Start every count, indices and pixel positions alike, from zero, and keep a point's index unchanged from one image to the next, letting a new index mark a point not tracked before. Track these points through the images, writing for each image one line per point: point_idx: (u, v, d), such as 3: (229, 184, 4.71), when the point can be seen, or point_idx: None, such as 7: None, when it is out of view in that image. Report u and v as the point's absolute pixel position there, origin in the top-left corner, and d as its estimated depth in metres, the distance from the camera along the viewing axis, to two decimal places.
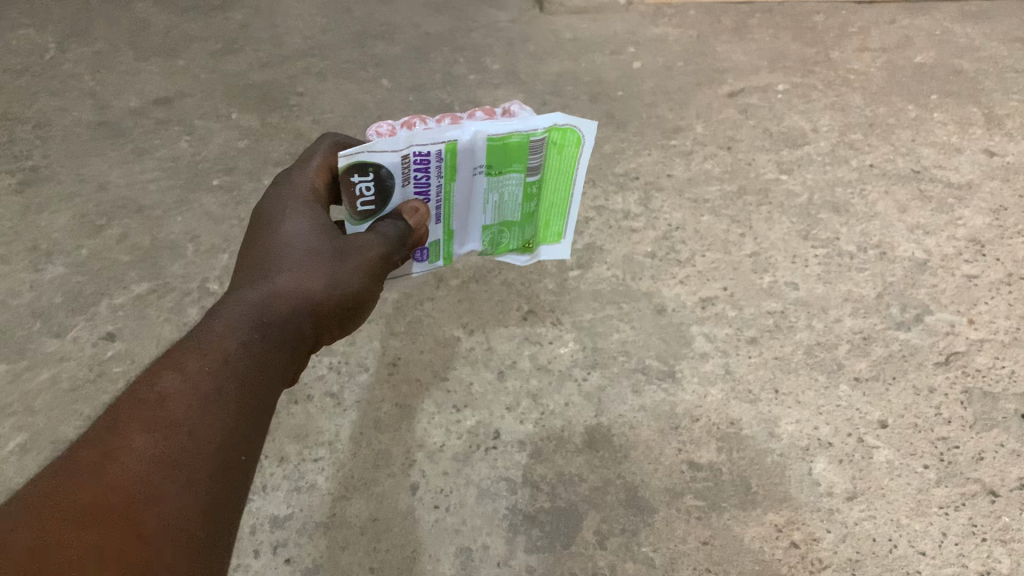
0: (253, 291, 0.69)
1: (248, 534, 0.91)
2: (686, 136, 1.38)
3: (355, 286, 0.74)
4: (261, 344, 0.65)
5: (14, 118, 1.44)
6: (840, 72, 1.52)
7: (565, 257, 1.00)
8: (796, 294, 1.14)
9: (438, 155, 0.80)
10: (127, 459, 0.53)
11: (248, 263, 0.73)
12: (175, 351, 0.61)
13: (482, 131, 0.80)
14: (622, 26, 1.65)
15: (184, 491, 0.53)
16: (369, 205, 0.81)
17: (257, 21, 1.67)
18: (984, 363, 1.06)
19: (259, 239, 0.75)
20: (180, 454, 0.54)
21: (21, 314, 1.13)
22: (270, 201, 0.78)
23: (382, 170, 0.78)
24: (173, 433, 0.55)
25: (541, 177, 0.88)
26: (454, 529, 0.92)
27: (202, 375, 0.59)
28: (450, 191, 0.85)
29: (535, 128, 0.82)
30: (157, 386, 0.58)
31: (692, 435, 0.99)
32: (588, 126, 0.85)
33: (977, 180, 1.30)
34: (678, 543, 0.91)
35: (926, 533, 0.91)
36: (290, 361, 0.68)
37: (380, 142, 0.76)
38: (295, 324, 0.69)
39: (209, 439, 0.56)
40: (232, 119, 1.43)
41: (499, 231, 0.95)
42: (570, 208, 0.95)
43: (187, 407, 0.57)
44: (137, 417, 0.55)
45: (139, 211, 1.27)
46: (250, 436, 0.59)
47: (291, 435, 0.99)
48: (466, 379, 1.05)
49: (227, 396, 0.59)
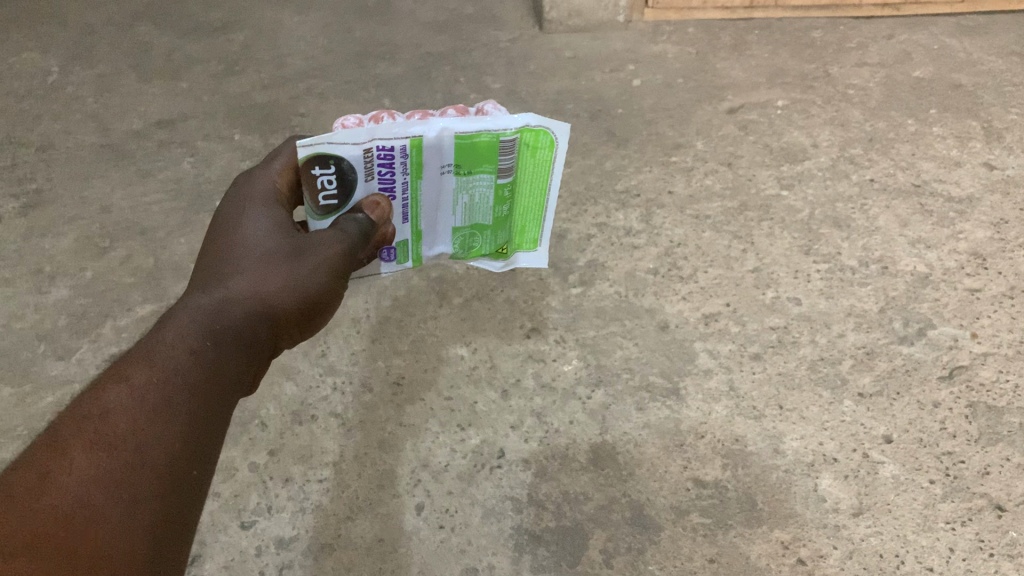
0: (206, 298, 0.69)
1: (253, 556, 0.91)
2: (686, 153, 1.39)
3: (315, 288, 0.73)
4: (213, 353, 0.65)
5: (18, 141, 1.45)
6: (839, 88, 1.53)
7: (542, 266, 0.99)
8: (799, 309, 1.14)
9: (402, 151, 0.81)
10: (65, 480, 0.53)
11: (204, 270, 0.74)
12: (121, 364, 0.61)
13: (448, 129, 0.80)
14: (621, 44, 1.67)
15: (126, 508, 0.53)
16: (331, 199, 0.81)
17: (259, 43, 1.68)
18: (987, 377, 1.05)
19: (217, 245, 0.76)
20: (124, 471, 0.55)
21: (25, 337, 1.13)
22: (232, 205, 0.79)
23: (344, 163, 0.79)
24: (116, 449, 0.55)
25: (513, 179, 0.88)
26: (459, 549, 0.91)
27: (148, 387, 0.60)
28: (417, 189, 0.86)
29: (504, 127, 0.82)
30: (101, 400, 0.58)
31: (697, 452, 0.99)
32: (562, 128, 0.84)
33: (978, 194, 1.30)
34: (684, 561, 0.90)
35: (933, 549, 0.90)
36: (246, 369, 0.69)
37: (341, 134, 0.76)
38: (250, 330, 0.70)
39: (157, 454, 0.56)
40: (235, 140, 1.44)
41: (470, 235, 0.95)
42: (546, 217, 0.94)
43: (132, 422, 0.57)
44: (78, 436, 0.55)
45: (143, 233, 1.27)
46: (200, 446, 0.59)
47: (295, 456, 0.99)
48: (469, 398, 1.05)
49: (176, 408, 0.60)
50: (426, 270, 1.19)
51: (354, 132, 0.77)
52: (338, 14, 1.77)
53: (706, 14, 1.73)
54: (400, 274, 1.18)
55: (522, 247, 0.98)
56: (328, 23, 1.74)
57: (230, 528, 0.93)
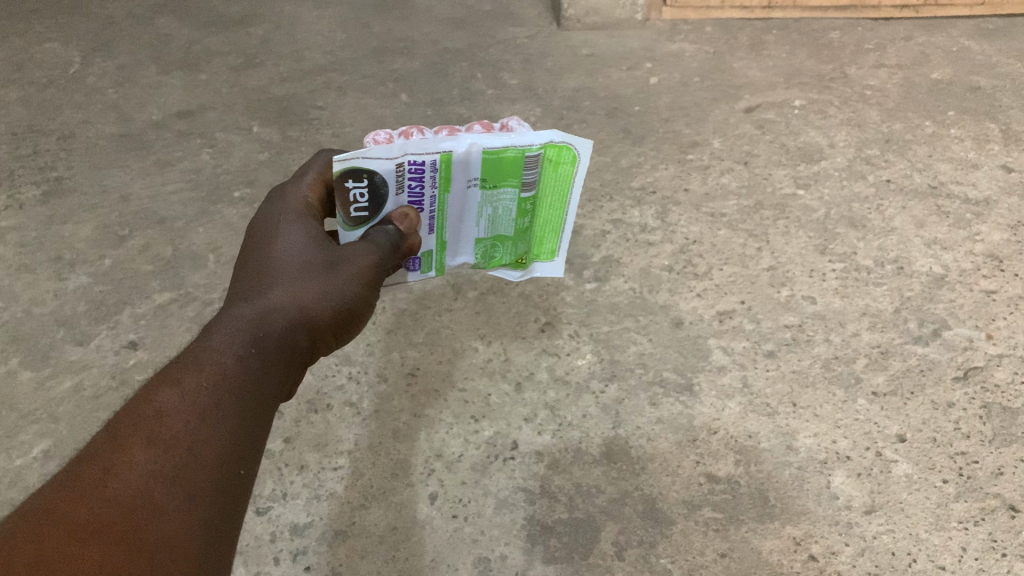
0: (248, 308, 0.70)
1: (268, 542, 0.92)
2: (703, 151, 1.39)
3: (349, 298, 0.75)
4: (258, 360, 0.66)
5: (39, 130, 1.46)
6: (857, 89, 1.53)
7: (559, 275, 1.01)
8: (813, 308, 1.14)
9: (432, 165, 0.81)
10: (127, 474, 0.54)
11: (245, 282, 0.75)
12: (172, 368, 0.62)
13: (477, 144, 0.81)
14: (638, 42, 1.67)
15: (183, 505, 0.54)
16: (362, 211, 0.81)
17: (277, 36, 1.69)
18: (1002, 378, 1.05)
19: (254, 257, 0.77)
20: (180, 468, 0.56)
21: (45, 323, 1.14)
22: (266, 217, 0.81)
23: (376, 177, 0.79)
24: (172, 448, 0.56)
25: (535, 193, 0.89)
26: (472, 538, 0.92)
27: (200, 390, 0.60)
28: (444, 202, 0.86)
29: (530, 143, 0.82)
30: (156, 400, 0.59)
31: (710, 447, 0.99)
32: (584, 144, 0.85)
33: (995, 196, 1.30)
34: (696, 555, 0.90)
35: (945, 548, 0.90)
36: (287, 377, 0.69)
37: (375, 150, 0.77)
38: (291, 338, 0.70)
39: (210, 454, 0.57)
40: (253, 132, 1.45)
41: (492, 246, 0.95)
42: (564, 227, 0.95)
43: (185, 422, 0.58)
44: (137, 433, 0.56)
45: (162, 222, 1.28)
46: (249, 449, 0.60)
47: (311, 444, 1.00)
48: (483, 390, 1.05)
49: (225, 411, 0.60)
50: None
51: (388, 147, 0.77)
52: (356, 10, 1.78)
53: (724, 13, 1.73)
54: None
55: (539, 257, 0.99)
56: (346, 18, 1.75)
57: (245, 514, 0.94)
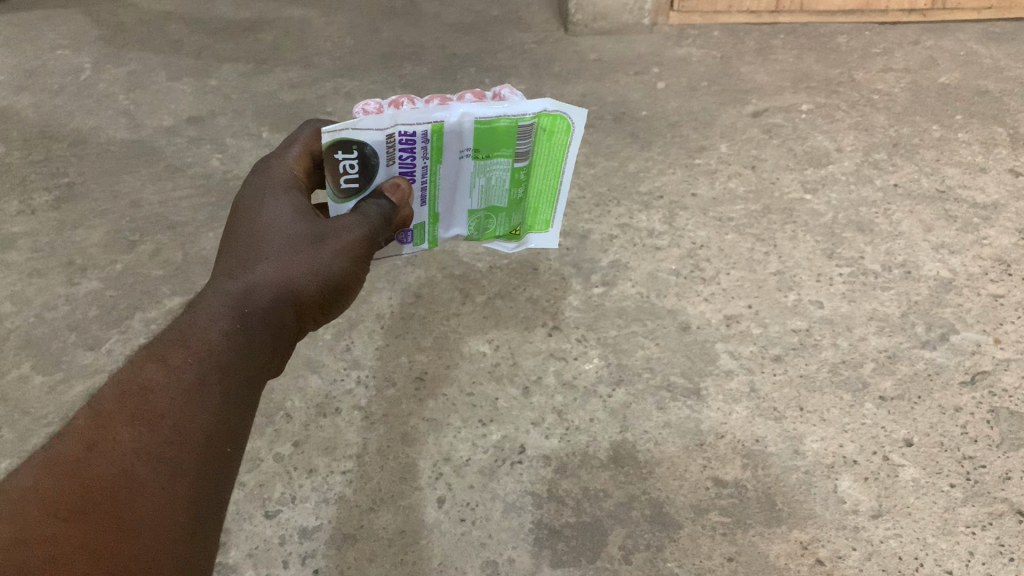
0: (233, 283, 0.72)
1: (277, 545, 0.92)
2: (710, 156, 1.40)
3: (335, 275, 0.76)
4: (242, 337, 0.67)
5: (50, 136, 1.47)
6: (864, 93, 1.53)
7: (553, 245, 1.02)
8: (820, 312, 1.14)
9: (423, 136, 0.81)
10: (111, 451, 0.54)
11: (231, 255, 0.76)
12: (159, 344, 0.63)
13: (468, 114, 0.81)
14: (645, 47, 1.68)
15: (169, 481, 0.55)
16: (353, 182, 0.82)
17: (287, 42, 1.71)
18: (1010, 382, 1.05)
19: (239, 231, 0.78)
20: (165, 445, 0.57)
21: (57, 327, 1.15)
22: (251, 192, 0.81)
23: (366, 148, 0.79)
24: (156, 425, 0.57)
25: (529, 163, 0.89)
26: (480, 542, 0.92)
27: (185, 367, 0.62)
28: (436, 172, 0.86)
29: (524, 112, 0.82)
30: (141, 376, 0.60)
31: (717, 452, 0.99)
32: (578, 112, 0.85)
33: (1003, 201, 1.30)
34: (703, 559, 0.91)
35: (953, 552, 0.90)
36: (272, 355, 0.71)
37: (364, 120, 0.76)
38: (275, 315, 0.72)
39: (195, 429, 0.59)
40: (263, 137, 1.46)
41: (485, 217, 0.96)
42: (559, 197, 0.95)
43: (170, 399, 0.59)
44: (121, 409, 0.57)
45: (172, 227, 1.29)
46: (234, 425, 0.62)
47: (319, 449, 1.01)
48: (491, 394, 1.06)
49: (210, 387, 0.62)
50: (449, 268, 1.22)
51: (378, 118, 0.77)
52: (365, 16, 1.79)
53: (731, 18, 1.74)
54: (426, 275, 1.20)
55: (534, 228, 1.00)
56: (355, 24, 1.76)
57: (255, 517, 0.95)
